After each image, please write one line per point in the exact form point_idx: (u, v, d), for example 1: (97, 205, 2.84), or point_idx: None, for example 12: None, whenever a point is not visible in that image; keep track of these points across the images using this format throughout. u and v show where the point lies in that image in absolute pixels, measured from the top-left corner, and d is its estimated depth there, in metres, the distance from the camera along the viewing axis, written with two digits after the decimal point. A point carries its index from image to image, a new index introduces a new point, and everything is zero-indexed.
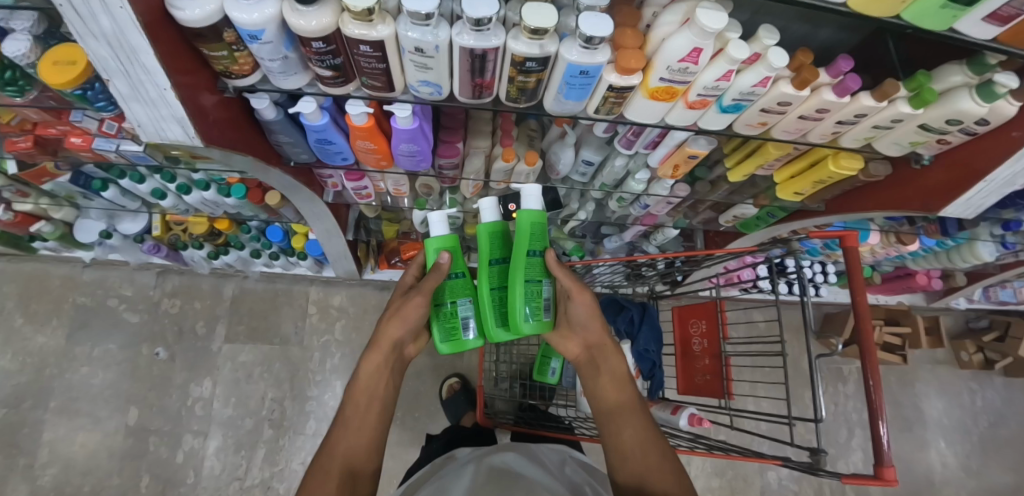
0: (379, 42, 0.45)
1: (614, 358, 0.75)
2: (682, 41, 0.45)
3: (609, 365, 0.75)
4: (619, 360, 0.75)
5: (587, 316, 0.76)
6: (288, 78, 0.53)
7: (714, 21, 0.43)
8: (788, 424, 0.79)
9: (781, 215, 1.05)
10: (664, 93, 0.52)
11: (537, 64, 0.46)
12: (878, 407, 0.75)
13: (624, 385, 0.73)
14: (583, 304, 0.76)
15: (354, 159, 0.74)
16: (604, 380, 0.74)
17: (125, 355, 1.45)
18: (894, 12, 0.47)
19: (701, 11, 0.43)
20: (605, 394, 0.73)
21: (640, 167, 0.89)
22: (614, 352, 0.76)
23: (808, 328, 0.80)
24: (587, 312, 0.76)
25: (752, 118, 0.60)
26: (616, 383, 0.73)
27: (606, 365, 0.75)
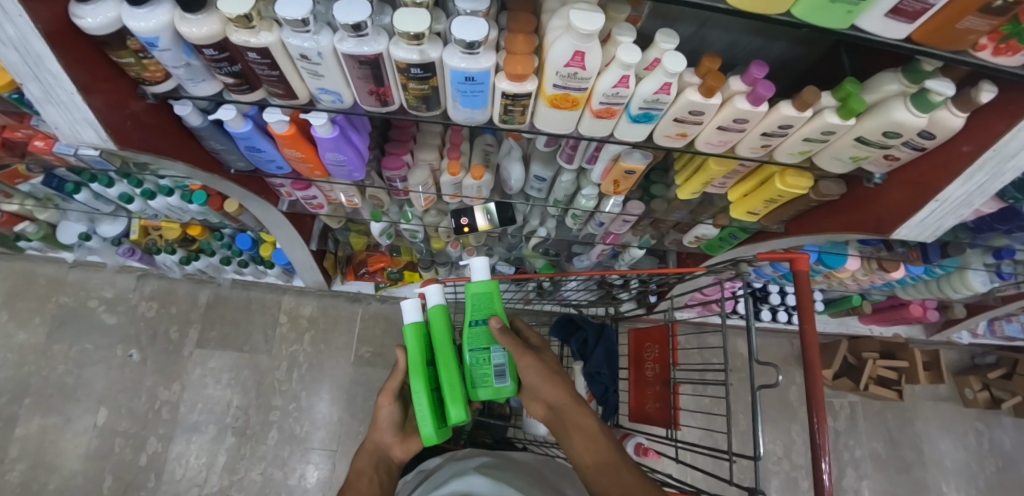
0: (264, 49, 0.46)
1: (583, 418, 0.69)
2: (564, 44, 0.43)
3: (580, 426, 0.69)
4: (589, 418, 0.69)
5: (540, 377, 0.71)
6: (197, 84, 0.54)
7: (588, 23, 0.41)
8: (729, 461, 0.76)
9: (743, 237, 1.02)
10: (564, 100, 0.50)
11: (421, 70, 0.46)
12: (821, 444, 0.71)
13: (599, 445, 0.66)
14: (528, 368, 0.72)
15: (290, 169, 0.75)
16: (580, 442, 0.68)
17: (101, 356, 1.47)
18: (782, 9, 0.43)
19: (576, 12, 0.41)
20: (581, 455, 0.67)
21: (589, 183, 0.87)
22: (581, 409, 0.70)
23: (750, 355, 0.77)
24: (537, 374, 0.72)
25: (669, 129, 0.57)
26: (591, 445, 0.67)
27: (575, 429, 0.69)
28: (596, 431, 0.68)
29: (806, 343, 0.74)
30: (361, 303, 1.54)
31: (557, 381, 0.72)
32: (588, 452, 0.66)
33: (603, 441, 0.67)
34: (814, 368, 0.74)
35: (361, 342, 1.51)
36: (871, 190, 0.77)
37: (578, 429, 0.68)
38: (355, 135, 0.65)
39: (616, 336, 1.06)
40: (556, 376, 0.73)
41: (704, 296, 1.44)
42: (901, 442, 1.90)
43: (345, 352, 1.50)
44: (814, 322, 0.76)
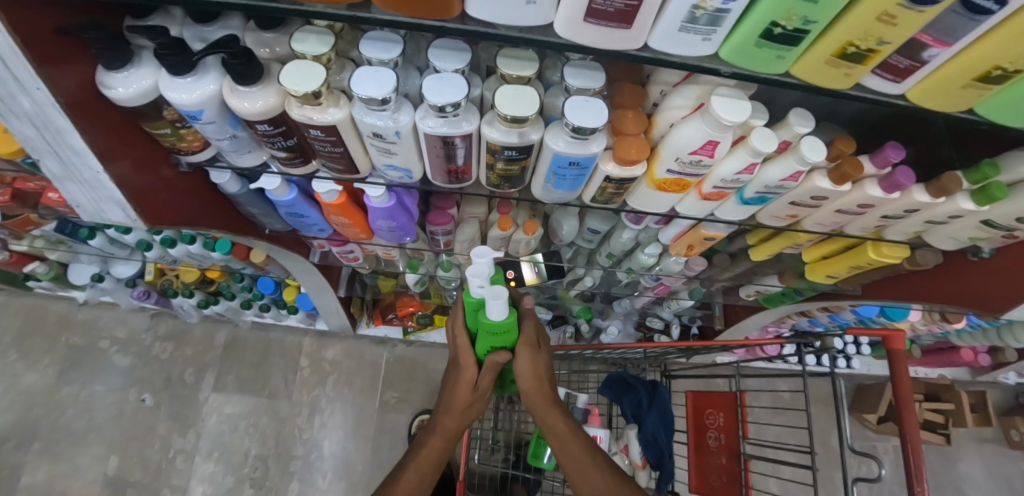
0: (330, 127, 0.39)
1: (575, 439, 0.67)
2: (694, 132, 0.38)
3: (574, 448, 0.67)
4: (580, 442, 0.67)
5: (530, 379, 0.67)
6: (245, 158, 0.48)
7: (733, 113, 0.35)
8: None
9: (809, 293, 0.92)
10: (675, 185, 0.44)
11: (516, 151, 0.39)
12: None
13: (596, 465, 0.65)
14: (521, 361, 0.66)
15: (332, 230, 0.68)
16: (578, 465, 0.66)
17: (113, 399, 1.39)
18: (966, 107, 0.37)
19: (716, 99, 0.36)
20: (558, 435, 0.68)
21: (651, 239, 0.81)
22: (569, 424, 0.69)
23: (842, 438, 0.69)
24: (529, 378, 0.68)
25: (780, 210, 0.51)
26: (587, 468, 0.65)
27: (572, 446, 0.67)
28: (589, 450, 0.66)
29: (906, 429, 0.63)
30: (386, 345, 1.45)
31: (544, 393, 0.69)
32: (586, 473, 0.65)
33: (600, 463, 0.65)
34: (913, 456, 0.65)
35: (386, 387, 1.43)
36: (975, 264, 0.68)
37: (571, 450, 0.67)
38: (411, 202, 0.59)
39: (670, 396, 0.98)
40: (544, 383, 0.69)
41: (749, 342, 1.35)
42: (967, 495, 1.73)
43: (368, 398, 1.42)
44: (912, 404, 0.67)
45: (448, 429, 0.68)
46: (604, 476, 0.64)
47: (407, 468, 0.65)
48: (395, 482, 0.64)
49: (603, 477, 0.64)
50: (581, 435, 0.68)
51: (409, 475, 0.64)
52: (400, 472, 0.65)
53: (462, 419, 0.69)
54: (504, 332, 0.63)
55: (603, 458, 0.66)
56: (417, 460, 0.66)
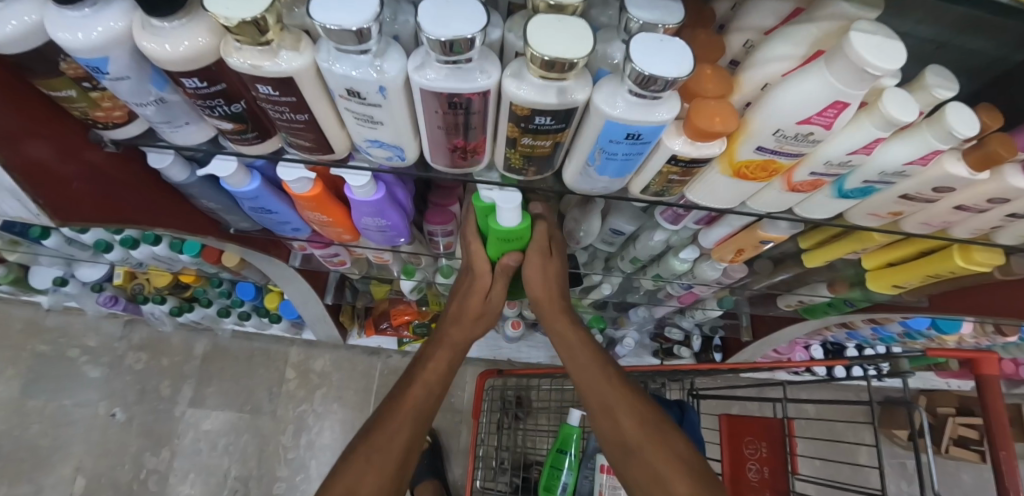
0: (285, 81, 0.27)
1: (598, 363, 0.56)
2: (813, 91, 0.27)
3: (598, 376, 0.55)
4: (603, 367, 0.56)
5: (543, 287, 0.55)
6: (182, 134, 0.36)
7: (886, 58, 0.24)
8: None
9: (861, 305, 0.82)
10: (760, 169, 0.33)
11: (552, 118, 0.28)
12: None
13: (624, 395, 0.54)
14: (530, 267, 0.53)
15: (309, 229, 0.56)
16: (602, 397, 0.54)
17: (81, 415, 1.21)
18: None
19: (856, 38, 0.24)
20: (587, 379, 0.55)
21: (686, 242, 0.69)
22: (589, 343, 0.57)
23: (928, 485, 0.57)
24: (542, 289, 0.55)
25: (881, 207, 0.40)
26: (613, 397, 0.54)
27: (592, 371, 0.56)
28: (612, 378, 0.55)
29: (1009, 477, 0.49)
30: (380, 356, 1.32)
31: (560, 305, 0.57)
32: (611, 404, 0.54)
33: (628, 396, 0.54)
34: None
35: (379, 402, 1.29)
36: None
37: (592, 378, 0.55)
38: (404, 195, 0.47)
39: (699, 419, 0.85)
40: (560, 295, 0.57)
41: (776, 354, 1.23)
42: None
43: (360, 414, 1.28)
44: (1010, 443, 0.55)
45: (456, 341, 0.58)
46: (633, 411, 0.53)
47: (413, 381, 0.55)
48: (398, 399, 0.54)
49: (631, 409, 0.53)
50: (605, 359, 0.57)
51: (414, 393, 0.54)
52: (405, 387, 0.55)
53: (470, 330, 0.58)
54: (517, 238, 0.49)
55: (631, 388, 0.55)
56: (423, 373, 0.56)
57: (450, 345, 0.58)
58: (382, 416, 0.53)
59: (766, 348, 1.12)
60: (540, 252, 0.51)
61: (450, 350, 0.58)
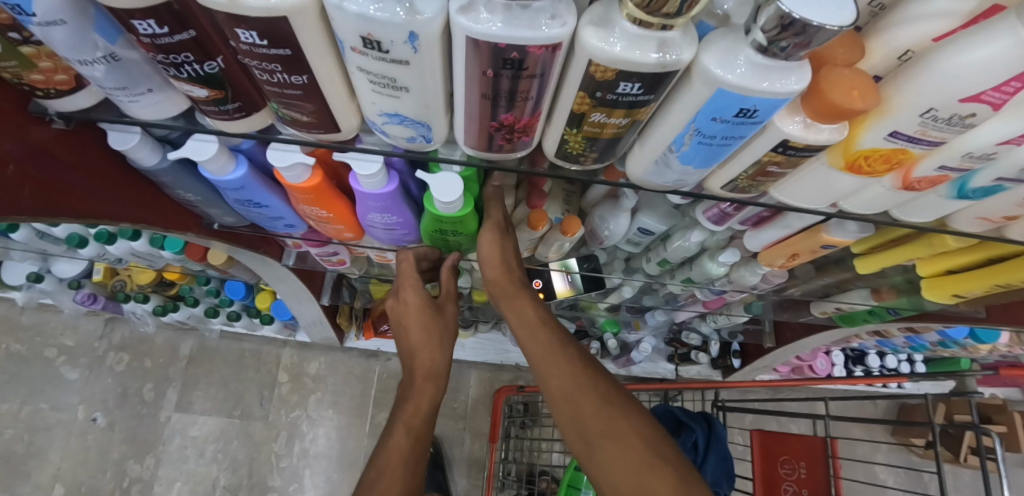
0: (277, 25, 0.19)
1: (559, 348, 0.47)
2: (995, 57, 0.21)
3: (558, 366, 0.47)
4: (562, 351, 0.47)
5: (497, 268, 0.46)
6: (143, 104, 0.28)
7: None
8: None
9: (906, 313, 0.76)
10: (881, 158, 0.27)
11: (639, 85, 0.20)
12: None
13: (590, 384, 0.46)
14: (482, 247, 0.44)
15: (304, 226, 0.49)
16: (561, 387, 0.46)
17: (59, 420, 1.11)
18: None
19: None
20: (551, 373, 0.46)
21: (723, 244, 0.62)
22: (546, 327, 0.49)
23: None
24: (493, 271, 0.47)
25: (998, 210, 0.35)
26: (574, 388, 0.45)
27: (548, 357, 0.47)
28: (572, 362, 0.47)
29: None
30: (378, 358, 1.22)
31: (515, 284, 0.49)
32: (572, 395, 0.45)
33: (592, 387, 0.46)
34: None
35: (377, 407, 1.19)
36: None
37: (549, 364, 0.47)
38: (420, 188, 0.40)
39: (727, 434, 0.78)
40: (516, 272, 0.48)
41: (796, 360, 1.16)
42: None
43: (357, 421, 1.18)
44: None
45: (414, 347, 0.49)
46: (602, 403, 0.45)
47: (395, 426, 0.47)
48: (382, 450, 0.46)
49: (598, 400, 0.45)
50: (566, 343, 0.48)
51: (400, 438, 0.46)
52: (390, 432, 0.47)
53: (439, 352, 0.49)
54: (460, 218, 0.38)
55: (597, 378, 0.46)
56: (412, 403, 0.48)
57: (426, 377, 0.48)
58: (369, 474, 0.44)
59: (788, 355, 1.05)
60: (489, 230, 0.43)
61: (431, 383, 0.48)
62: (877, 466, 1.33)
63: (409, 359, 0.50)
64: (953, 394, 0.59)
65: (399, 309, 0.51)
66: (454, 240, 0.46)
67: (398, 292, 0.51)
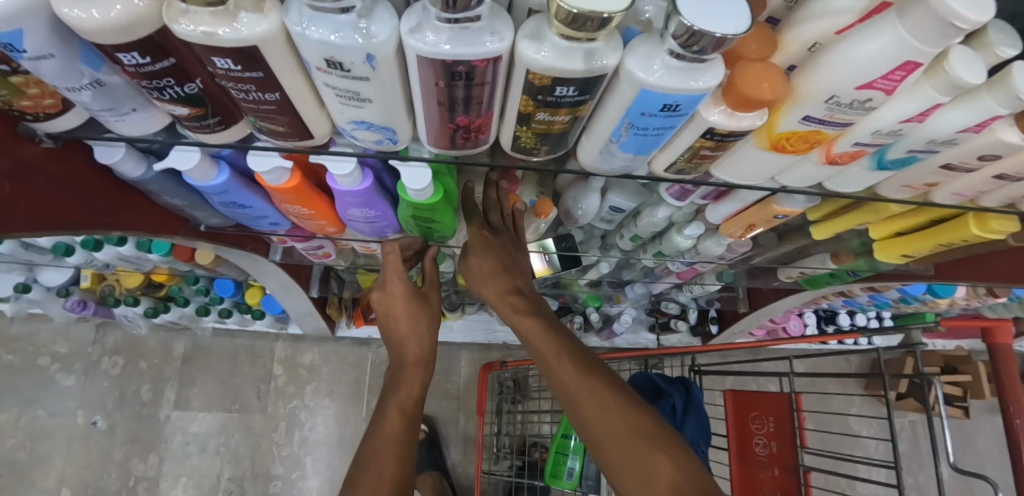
0: (246, 51, 0.22)
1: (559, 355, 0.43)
2: (877, 49, 0.24)
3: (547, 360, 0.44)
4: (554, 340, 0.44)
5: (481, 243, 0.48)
6: (128, 122, 0.30)
7: (975, 7, 0.21)
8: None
9: (864, 274, 0.81)
10: (801, 140, 0.30)
11: (574, 88, 0.23)
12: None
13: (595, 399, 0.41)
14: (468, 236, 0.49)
15: (288, 224, 0.51)
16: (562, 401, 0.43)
17: (59, 426, 1.12)
18: None
19: None
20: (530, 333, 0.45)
21: (689, 218, 0.66)
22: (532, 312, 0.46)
23: (944, 456, 0.60)
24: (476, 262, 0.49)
25: (919, 177, 0.39)
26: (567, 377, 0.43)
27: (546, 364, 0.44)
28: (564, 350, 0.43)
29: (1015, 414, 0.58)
30: (370, 346, 1.25)
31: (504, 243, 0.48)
32: (574, 410, 0.42)
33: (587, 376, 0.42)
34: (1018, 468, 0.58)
35: (371, 392, 1.23)
36: None
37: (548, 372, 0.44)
38: (396, 181, 0.42)
39: (703, 396, 0.83)
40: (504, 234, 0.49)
41: (770, 324, 1.22)
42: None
43: (354, 407, 1.22)
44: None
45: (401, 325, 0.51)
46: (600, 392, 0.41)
47: (387, 410, 0.48)
48: (374, 433, 0.47)
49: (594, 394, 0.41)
50: (568, 346, 0.44)
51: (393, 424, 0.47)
52: (382, 416, 0.48)
53: (426, 337, 0.52)
54: (431, 209, 0.41)
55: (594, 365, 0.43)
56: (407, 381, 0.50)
57: (415, 362, 0.51)
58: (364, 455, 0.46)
59: (762, 319, 1.11)
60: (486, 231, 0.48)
61: (420, 368, 0.51)
62: (850, 418, 1.41)
63: (397, 348, 0.52)
64: (899, 346, 0.64)
65: (384, 300, 0.52)
66: (431, 229, 0.48)
67: (383, 286, 0.53)
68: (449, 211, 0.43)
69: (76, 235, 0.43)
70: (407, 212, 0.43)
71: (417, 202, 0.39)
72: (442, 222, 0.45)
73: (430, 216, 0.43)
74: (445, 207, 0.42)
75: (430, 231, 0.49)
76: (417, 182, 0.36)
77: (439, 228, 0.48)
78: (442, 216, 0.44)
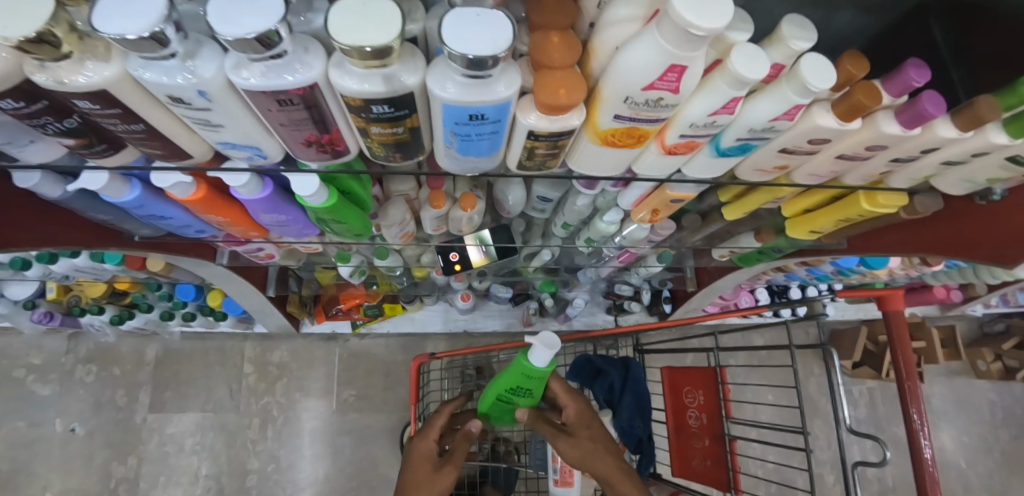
0: (97, 94, 0.26)
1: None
2: (645, 53, 0.27)
3: None
4: None
5: None
6: (30, 152, 0.35)
7: (705, 15, 0.24)
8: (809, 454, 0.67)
9: (790, 249, 0.86)
10: (625, 135, 0.33)
11: (388, 106, 0.27)
12: (917, 442, 0.63)
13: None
14: None
15: (218, 231, 0.55)
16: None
17: (38, 435, 1.16)
18: None
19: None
20: None
21: (610, 205, 0.70)
22: None
23: (841, 421, 0.65)
24: None
25: (767, 161, 0.42)
26: None
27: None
28: None
29: (905, 373, 0.65)
30: (338, 341, 1.28)
31: None
32: None
33: None
34: (913, 435, 0.64)
35: (342, 385, 1.27)
36: (980, 208, 0.60)
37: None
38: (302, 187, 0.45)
39: (644, 374, 0.88)
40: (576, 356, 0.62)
41: (723, 300, 1.27)
42: (984, 441, 1.57)
43: (326, 400, 1.26)
44: (915, 377, 0.65)
45: None
46: None
47: None
48: None
49: None
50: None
51: None
52: None
53: None
54: (331, 211, 0.44)
55: None
56: None
57: None
58: None
59: (711, 295, 1.15)
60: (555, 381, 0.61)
61: None
62: (806, 384, 1.48)
63: None
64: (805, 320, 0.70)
65: None
66: (346, 229, 0.52)
67: None
68: (351, 212, 0.47)
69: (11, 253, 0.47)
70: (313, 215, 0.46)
71: (315, 207, 0.42)
72: (352, 222, 0.49)
73: (335, 216, 0.46)
74: (348, 207, 0.46)
75: (346, 231, 0.53)
76: (307, 189, 0.40)
77: (353, 226, 0.51)
78: (349, 217, 0.47)
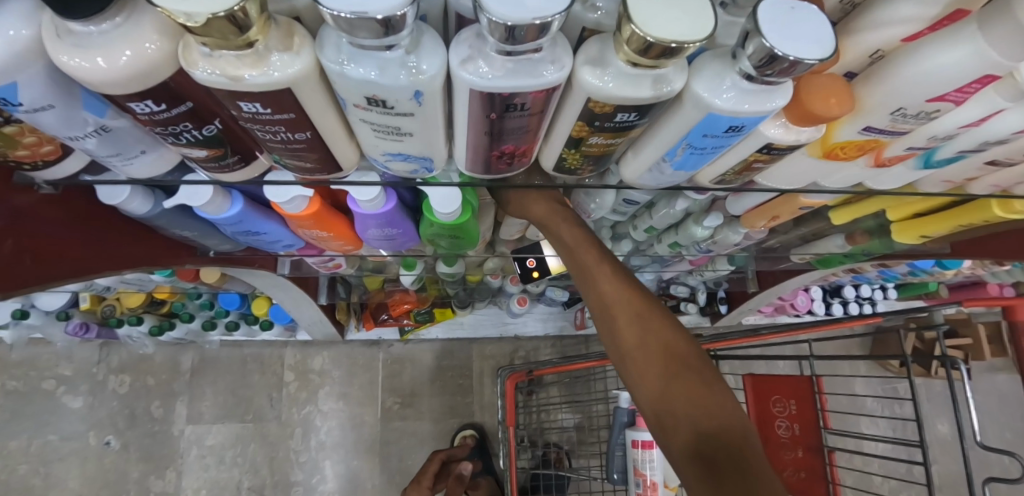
0: (270, 96, 0.20)
1: (630, 294, 0.39)
2: (954, 61, 0.24)
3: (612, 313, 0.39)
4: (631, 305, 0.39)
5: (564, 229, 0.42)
6: (138, 165, 0.28)
7: None
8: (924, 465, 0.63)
9: (878, 253, 0.80)
10: (855, 148, 0.30)
11: (635, 113, 0.22)
12: None
13: (655, 329, 0.38)
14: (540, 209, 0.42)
15: (305, 244, 0.49)
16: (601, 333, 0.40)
17: (73, 449, 1.11)
18: None
19: None
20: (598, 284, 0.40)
21: (707, 209, 0.64)
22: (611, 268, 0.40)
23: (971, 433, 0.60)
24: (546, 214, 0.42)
25: (961, 174, 0.38)
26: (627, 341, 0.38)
27: (591, 279, 0.41)
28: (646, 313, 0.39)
29: None
30: (380, 346, 1.23)
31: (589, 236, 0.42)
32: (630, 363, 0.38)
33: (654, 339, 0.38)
34: None
35: (384, 392, 1.22)
36: None
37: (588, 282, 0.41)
38: (417, 197, 0.40)
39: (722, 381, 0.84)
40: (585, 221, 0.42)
41: (780, 300, 1.22)
42: None
43: (368, 408, 1.21)
44: None
45: None
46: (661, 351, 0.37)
47: None
48: None
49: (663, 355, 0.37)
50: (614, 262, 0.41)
51: None
52: None
53: None
54: (458, 226, 0.38)
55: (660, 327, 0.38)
56: None
57: None
58: None
59: (773, 296, 1.10)
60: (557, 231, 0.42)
61: None
62: (857, 384, 1.43)
63: None
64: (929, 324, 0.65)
65: None
66: (454, 244, 0.46)
67: None
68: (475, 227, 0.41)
69: (86, 277, 0.42)
70: (430, 229, 0.41)
71: (444, 221, 0.37)
72: (468, 237, 0.43)
73: (456, 232, 0.40)
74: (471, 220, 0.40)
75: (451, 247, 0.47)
76: (442, 203, 0.34)
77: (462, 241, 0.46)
78: (468, 232, 0.42)
